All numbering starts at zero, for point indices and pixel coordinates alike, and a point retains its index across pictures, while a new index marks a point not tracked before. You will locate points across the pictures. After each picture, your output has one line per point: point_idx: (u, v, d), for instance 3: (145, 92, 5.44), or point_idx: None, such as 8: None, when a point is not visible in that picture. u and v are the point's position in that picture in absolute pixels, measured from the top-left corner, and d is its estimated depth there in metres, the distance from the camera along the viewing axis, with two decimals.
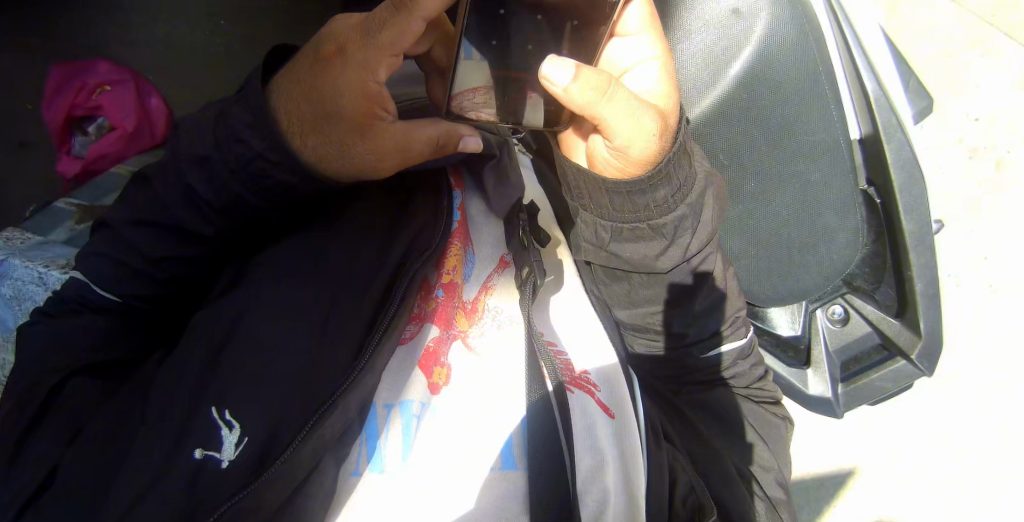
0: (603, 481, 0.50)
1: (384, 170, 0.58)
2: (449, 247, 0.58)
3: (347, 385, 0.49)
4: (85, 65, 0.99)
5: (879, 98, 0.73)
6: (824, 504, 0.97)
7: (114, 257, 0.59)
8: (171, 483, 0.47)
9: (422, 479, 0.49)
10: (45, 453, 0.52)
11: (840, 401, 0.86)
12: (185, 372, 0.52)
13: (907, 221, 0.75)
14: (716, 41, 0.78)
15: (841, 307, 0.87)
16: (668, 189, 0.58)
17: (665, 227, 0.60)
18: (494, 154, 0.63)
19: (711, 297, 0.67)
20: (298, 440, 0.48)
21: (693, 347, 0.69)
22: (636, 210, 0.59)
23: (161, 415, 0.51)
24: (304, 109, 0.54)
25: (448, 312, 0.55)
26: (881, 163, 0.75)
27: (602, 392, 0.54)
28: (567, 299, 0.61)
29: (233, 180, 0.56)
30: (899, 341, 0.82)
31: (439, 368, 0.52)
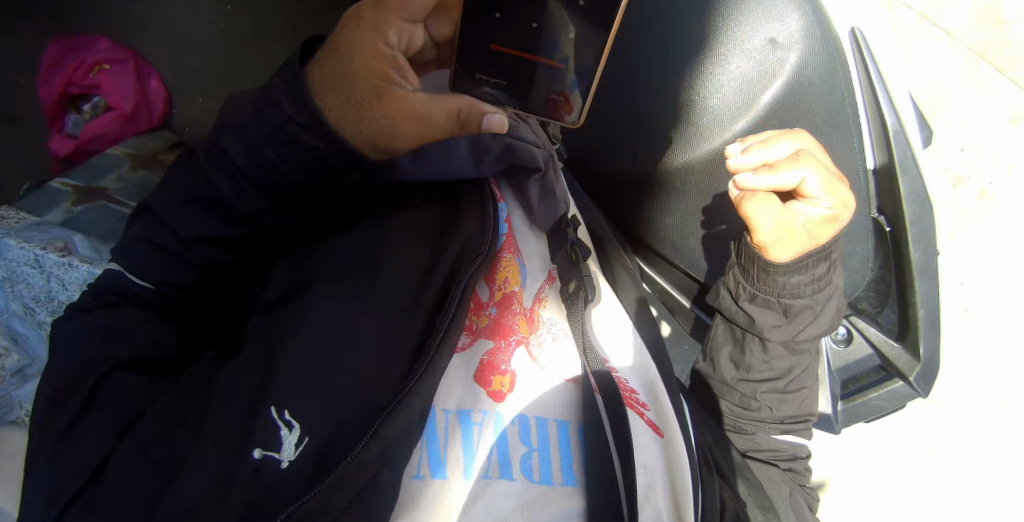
0: (656, 499, 0.51)
1: (402, 139, 0.57)
2: (501, 259, 0.58)
3: (408, 390, 0.50)
4: (83, 41, 0.95)
5: (897, 130, 0.77)
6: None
7: (151, 241, 0.60)
8: (235, 483, 0.49)
9: (484, 504, 0.49)
10: (95, 449, 0.52)
11: (839, 417, 0.90)
12: (248, 371, 0.54)
13: (912, 251, 0.80)
14: (756, 67, 0.73)
15: (845, 328, 0.89)
16: (807, 280, 0.65)
17: (792, 306, 0.66)
18: (539, 168, 0.61)
19: (801, 383, 0.71)
20: (364, 442, 0.49)
21: (760, 426, 0.71)
22: (774, 287, 0.66)
23: (226, 412, 0.52)
24: (325, 70, 0.54)
25: (507, 321, 0.56)
26: (892, 190, 0.79)
27: (651, 411, 0.55)
28: (608, 316, 0.60)
29: (266, 146, 0.56)
30: (899, 364, 0.85)
31: (500, 376, 0.53)
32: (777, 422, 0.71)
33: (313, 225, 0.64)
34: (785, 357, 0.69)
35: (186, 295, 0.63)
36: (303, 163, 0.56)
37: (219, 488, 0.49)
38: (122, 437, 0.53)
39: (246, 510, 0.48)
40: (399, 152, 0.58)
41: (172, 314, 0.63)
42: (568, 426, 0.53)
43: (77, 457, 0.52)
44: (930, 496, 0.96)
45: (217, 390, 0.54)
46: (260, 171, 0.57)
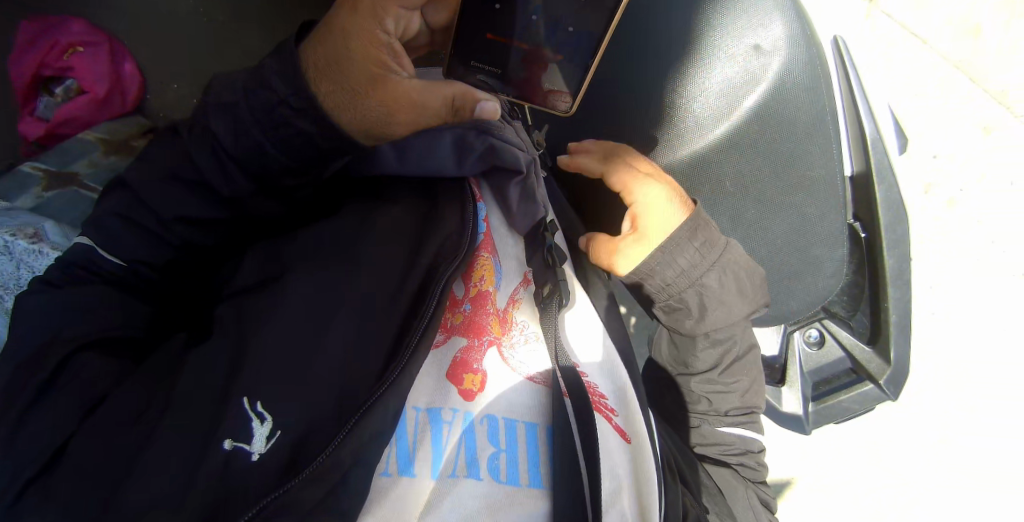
0: (621, 501, 0.52)
1: (395, 128, 0.57)
2: (477, 258, 0.57)
3: (381, 393, 0.49)
4: (56, 20, 0.92)
5: (875, 139, 0.80)
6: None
7: (127, 217, 0.58)
8: (201, 473, 0.47)
9: (449, 504, 0.49)
10: (59, 426, 0.50)
11: (811, 418, 0.91)
12: (218, 357, 0.52)
13: (887, 262, 0.82)
14: (740, 73, 0.74)
15: (817, 330, 0.91)
16: (687, 270, 0.65)
17: (688, 300, 0.66)
18: (522, 172, 0.59)
19: (736, 374, 0.70)
20: (339, 439, 0.48)
21: (705, 420, 0.72)
22: (658, 287, 0.66)
23: (192, 401, 0.50)
24: (322, 53, 0.54)
25: (481, 320, 0.55)
26: (868, 196, 0.81)
27: (620, 417, 0.56)
28: (577, 321, 0.59)
29: (255, 128, 0.55)
30: (869, 365, 0.87)
31: (472, 376, 0.53)
32: (724, 414, 0.71)
33: (297, 212, 0.63)
34: (706, 350, 0.69)
35: (159, 277, 0.61)
36: (292, 148, 0.56)
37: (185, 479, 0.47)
38: (85, 418, 0.51)
39: (213, 501, 0.47)
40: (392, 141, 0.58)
41: (143, 293, 0.61)
42: (538, 429, 0.52)
43: (33, 437, 0.49)
44: (894, 493, 0.98)
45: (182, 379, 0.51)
46: (249, 155, 0.56)
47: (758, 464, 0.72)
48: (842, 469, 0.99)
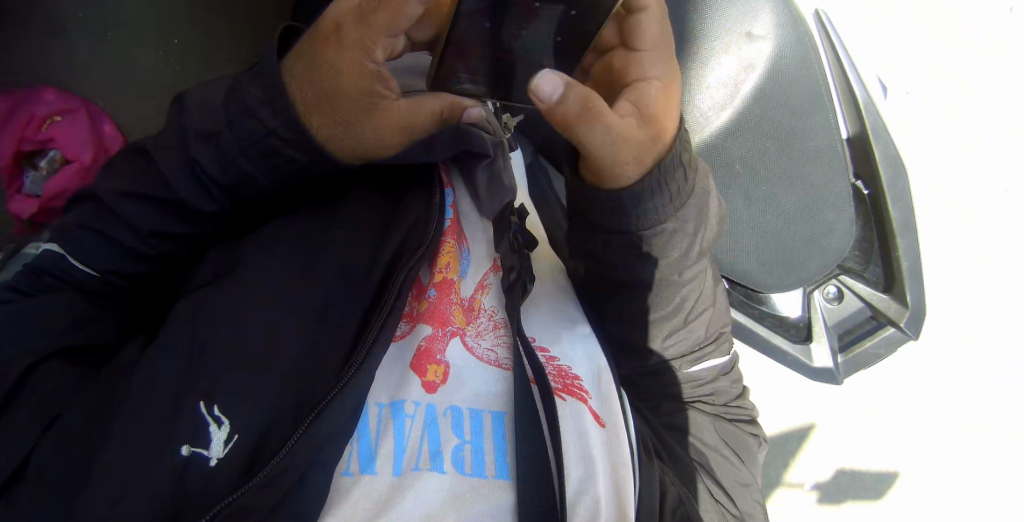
0: (593, 488, 0.49)
1: (390, 147, 0.56)
2: (443, 244, 0.57)
3: (343, 383, 0.48)
4: (31, 92, 0.91)
5: (866, 101, 0.83)
6: (783, 461, 1.02)
7: (95, 227, 0.57)
8: (157, 484, 0.46)
9: (408, 500, 0.47)
10: (16, 441, 0.49)
11: (842, 369, 0.90)
12: (167, 364, 0.51)
13: (893, 213, 0.84)
14: (731, 65, 0.76)
15: (835, 286, 0.89)
16: (659, 202, 0.56)
17: (646, 239, 0.57)
18: (488, 155, 0.60)
19: (695, 308, 0.63)
20: (293, 441, 0.47)
21: (679, 361, 0.65)
22: (624, 216, 0.56)
23: (147, 410, 0.49)
24: (308, 85, 0.51)
25: (444, 308, 0.55)
26: (868, 155, 0.84)
27: (594, 399, 0.53)
28: (541, 305, 0.60)
29: (242, 157, 0.54)
30: (888, 311, 0.88)
31: (435, 366, 0.52)
32: (688, 352, 0.65)
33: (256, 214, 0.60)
34: (664, 291, 0.61)
35: (132, 285, 0.61)
36: (287, 176, 0.55)
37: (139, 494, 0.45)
38: (44, 431, 0.50)
39: (170, 506, 0.46)
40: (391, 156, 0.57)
41: (114, 300, 0.61)
42: (505, 417, 0.51)
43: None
44: (911, 445, 1.02)
45: (133, 392, 0.50)
46: (239, 183, 0.55)
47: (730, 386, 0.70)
48: (865, 413, 1.02)
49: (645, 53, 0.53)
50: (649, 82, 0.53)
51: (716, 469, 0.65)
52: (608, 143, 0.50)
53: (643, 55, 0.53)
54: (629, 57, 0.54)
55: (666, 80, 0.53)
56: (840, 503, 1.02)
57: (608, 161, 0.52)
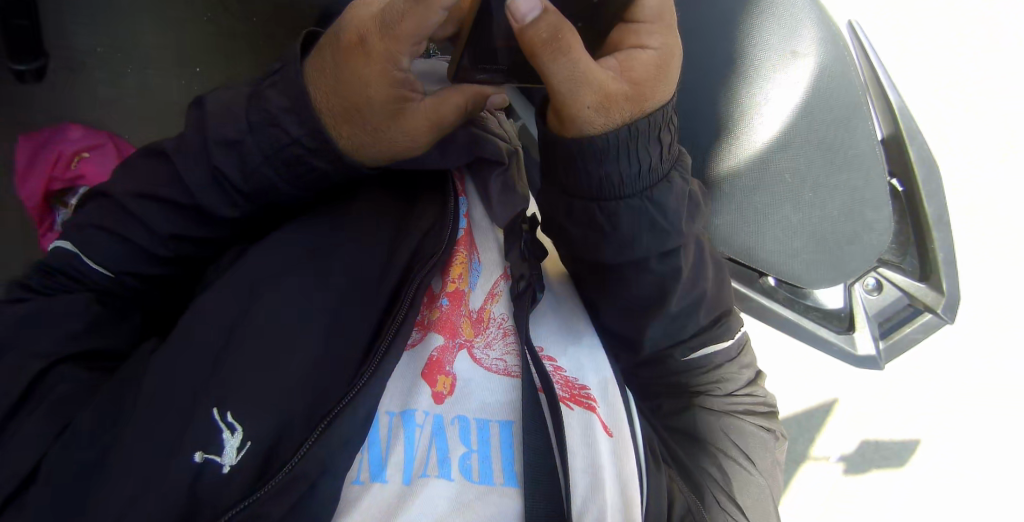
0: (601, 498, 0.50)
1: (417, 151, 0.56)
2: (455, 254, 0.58)
3: (352, 396, 0.49)
4: (55, 132, 0.96)
5: (901, 107, 0.87)
6: (807, 437, 1.08)
7: (111, 230, 0.59)
8: (169, 487, 0.47)
9: (417, 507, 0.48)
10: (32, 445, 0.50)
11: (883, 354, 0.92)
12: (187, 369, 0.52)
13: (928, 207, 0.88)
14: (784, 76, 0.76)
15: (874, 278, 0.92)
16: (634, 172, 0.51)
17: (615, 214, 0.53)
18: (503, 162, 0.60)
19: (686, 298, 0.59)
20: (305, 451, 0.47)
21: (678, 348, 0.63)
22: (588, 181, 0.52)
23: (162, 415, 0.50)
24: (336, 95, 0.51)
25: (454, 318, 0.55)
26: (903, 155, 0.87)
27: (602, 408, 0.54)
28: (549, 315, 0.60)
29: (265, 164, 0.55)
30: (927, 300, 0.90)
31: (444, 377, 0.53)
32: (687, 339, 0.63)
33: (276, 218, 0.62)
34: (645, 278, 0.56)
35: (144, 286, 0.62)
36: (306, 184, 0.57)
37: (155, 496, 0.47)
38: (57, 437, 0.51)
39: (183, 510, 0.47)
40: (413, 157, 0.57)
41: (127, 301, 0.62)
42: (512, 427, 0.52)
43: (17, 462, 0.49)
44: (933, 421, 1.06)
45: (143, 399, 0.51)
46: (261, 190, 0.57)
47: (737, 372, 0.68)
48: (883, 393, 1.07)
49: (644, 24, 0.47)
50: (643, 51, 0.46)
51: (724, 462, 0.64)
52: (569, 81, 0.44)
53: (643, 26, 0.47)
54: (624, 28, 0.47)
55: (665, 52, 0.47)
56: (866, 471, 1.08)
57: (569, 102, 0.45)
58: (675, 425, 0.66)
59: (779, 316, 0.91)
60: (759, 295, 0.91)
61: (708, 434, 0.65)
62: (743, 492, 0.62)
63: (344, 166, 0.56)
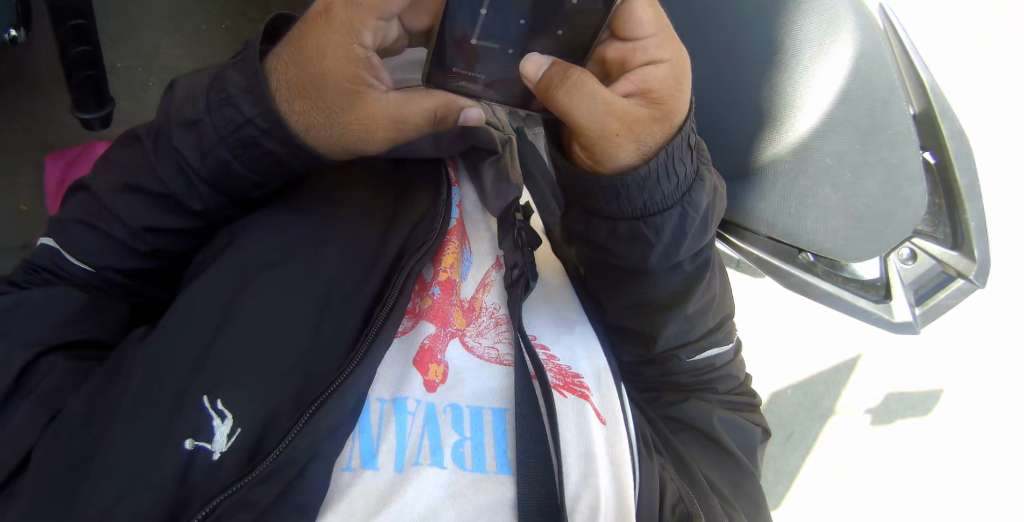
0: (594, 485, 0.49)
1: (373, 143, 0.56)
2: (447, 243, 0.58)
3: (340, 381, 0.48)
4: (86, 146, 0.95)
5: (932, 86, 0.84)
6: (833, 392, 1.10)
7: (92, 224, 0.58)
8: (160, 473, 0.47)
9: (408, 495, 0.47)
10: (19, 435, 0.50)
11: (919, 320, 0.90)
12: (170, 359, 0.51)
13: (960, 179, 0.84)
14: (819, 67, 0.75)
15: (909, 248, 0.88)
16: (673, 184, 0.52)
17: (662, 227, 0.54)
18: (495, 151, 0.61)
19: (703, 298, 0.60)
20: (289, 439, 0.46)
21: (685, 348, 0.63)
22: (629, 206, 0.53)
23: (149, 406, 0.50)
24: (296, 68, 0.52)
25: (446, 308, 0.55)
26: (933, 128, 0.84)
27: (595, 396, 0.54)
28: (542, 306, 0.60)
29: (220, 145, 0.54)
30: (959, 267, 0.88)
31: (436, 365, 0.53)
32: (692, 341, 0.63)
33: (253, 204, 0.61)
34: (673, 277, 0.58)
35: (130, 280, 0.62)
36: (263, 169, 0.56)
37: (143, 485, 0.47)
38: (45, 429, 0.51)
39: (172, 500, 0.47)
40: (366, 154, 0.58)
41: (110, 294, 0.62)
42: (505, 414, 0.52)
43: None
44: (952, 372, 1.09)
45: (128, 391, 0.50)
46: (217, 173, 0.55)
47: (733, 375, 0.68)
48: (906, 348, 1.09)
49: (642, 39, 0.51)
50: (656, 66, 0.50)
51: (710, 469, 0.62)
52: (592, 110, 0.48)
53: (646, 42, 0.51)
54: (628, 48, 0.51)
55: (674, 63, 0.50)
56: (891, 422, 1.10)
57: (600, 135, 0.49)
58: (677, 427, 0.65)
59: (819, 290, 0.88)
60: (800, 272, 0.88)
61: (715, 435, 0.63)
62: (724, 480, 0.62)
63: (304, 154, 0.55)
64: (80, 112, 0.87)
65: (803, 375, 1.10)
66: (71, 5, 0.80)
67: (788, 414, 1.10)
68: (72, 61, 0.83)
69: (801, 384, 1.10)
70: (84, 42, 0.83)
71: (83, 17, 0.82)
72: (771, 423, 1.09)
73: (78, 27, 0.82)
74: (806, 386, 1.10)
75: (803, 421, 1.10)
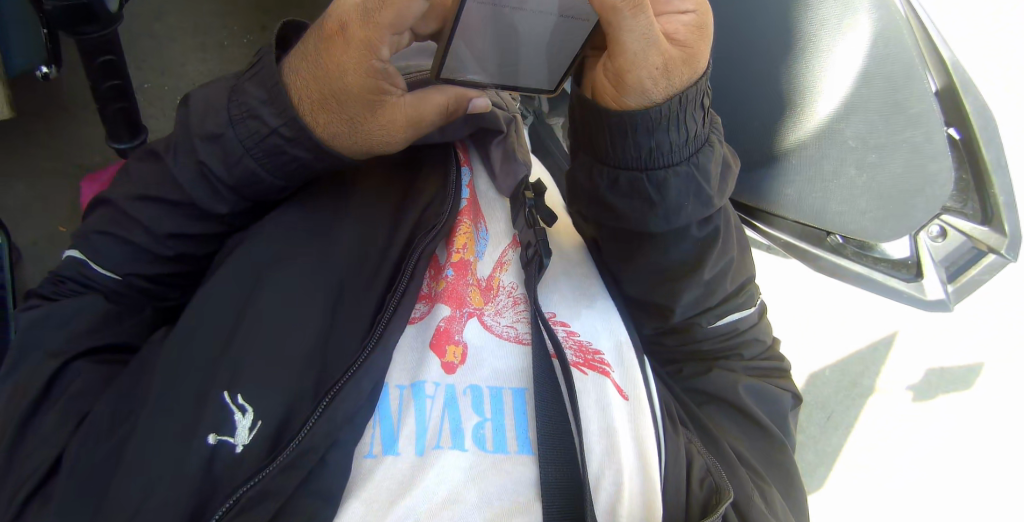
0: (617, 461, 0.49)
1: (396, 145, 0.56)
2: (459, 224, 0.58)
3: (354, 369, 0.48)
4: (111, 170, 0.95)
5: (951, 60, 0.80)
6: (873, 370, 1.07)
7: (118, 235, 0.58)
8: (185, 467, 0.47)
9: (430, 479, 0.47)
10: (51, 440, 0.50)
11: (952, 297, 0.87)
12: (193, 360, 0.52)
13: (986, 152, 0.81)
14: (837, 48, 0.76)
15: (938, 226, 0.84)
16: (682, 140, 0.51)
17: (666, 186, 0.52)
18: (502, 130, 0.61)
19: (718, 265, 0.59)
20: (309, 426, 0.46)
21: (706, 315, 0.61)
22: (634, 152, 0.51)
23: (174, 406, 0.50)
24: (317, 85, 0.51)
25: (461, 289, 0.55)
26: (957, 106, 0.81)
27: (616, 372, 0.53)
28: (563, 283, 0.59)
29: (246, 155, 0.54)
30: (990, 242, 0.84)
31: (453, 346, 0.52)
32: (713, 306, 0.61)
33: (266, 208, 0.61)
34: (685, 244, 0.56)
35: (151, 286, 0.61)
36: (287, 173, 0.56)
37: (168, 485, 0.47)
38: (76, 433, 0.51)
39: (196, 497, 0.47)
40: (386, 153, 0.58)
41: (135, 302, 0.62)
42: (526, 394, 0.52)
43: (23, 461, 0.49)
44: (987, 350, 1.07)
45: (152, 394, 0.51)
46: (245, 180, 0.55)
47: (758, 339, 0.66)
48: (939, 330, 1.07)
49: None
50: (682, 17, 0.48)
51: (742, 437, 0.61)
52: (644, 41, 0.44)
53: None
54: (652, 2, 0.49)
55: (699, 13, 0.48)
56: (934, 398, 1.07)
57: (641, 65, 0.46)
58: (703, 399, 0.64)
59: (850, 273, 0.87)
60: (828, 255, 0.87)
61: (746, 407, 0.62)
62: (755, 449, 0.61)
63: (330, 157, 0.55)
64: (115, 142, 0.88)
65: (833, 358, 1.08)
66: (93, 44, 0.78)
67: (827, 395, 1.07)
68: (103, 95, 0.84)
69: (834, 367, 1.08)
70: (113, 77, 0.83)
71: (111, 53, 0.81)
72: (810, 404, 1.07)
73: (107, 63, 0.81)
74: (838, 370, 1.07)
75: (843, 400, 1.07)
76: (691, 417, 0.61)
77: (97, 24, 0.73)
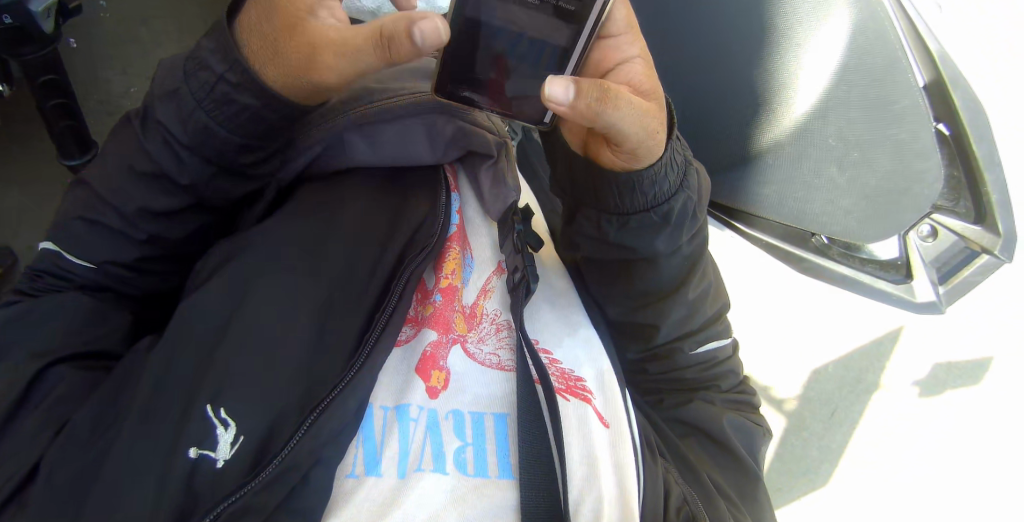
0: (597, 487, 0.50)
1: (317, 73, 0.52)
2: (448, 250, 0.58)
3: (342, 386, 0.48)
4: None
5: (938, 53, 0.80)
6: (878, 366, 1.08)
7: (96, 225, 0.58)
8: (168, 483, 0.47)
9: (412, 501, 0.48)
10: (28, 446, 0.50)
11: (943, 299, 0.89)
12: (175, 371, 0.52)
13: (977, 149, 0.82)
14: (813, 44, 0.77)
15: (929, 225, 0.86)
16: (675, 173, 0.54)
17: (673, 215, 0.54)
18: (493, 155, 0.61)
19: (701, 285, 0.61)
20: (298, 437, 0.47)
21: (687, 340, 0.63)
22: (642, 200, 0.54)
23: (155, 416, 0.50)
24: (259, 14, 0.54)
25: (448, 313, 0.56)
26: (947, 103, 0.81)
27: (598, 399, 0.54)
28: (544, 307, 0.60)
29: (198, 108, 0.54)
30: (983, 242, 0.85)
31: (438, 371, 0.53)
32: (693, 332, 0.63)
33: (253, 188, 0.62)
34: (675, 261, 0.58)
35: (131, 272, 0.62)
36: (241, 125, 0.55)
37: (153, 496, 0.47)
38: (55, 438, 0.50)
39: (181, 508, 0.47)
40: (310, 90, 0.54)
41: (117, 288, 0.62)
42: (508, 419, 0.52)
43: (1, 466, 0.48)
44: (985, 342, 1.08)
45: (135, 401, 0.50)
46: (199, 139, 0.56)
47: (733, 371, 0.68)
48: (942, 325, 1.08)
49: (615, 36, 0.55)
50: (631, 63, 0.55)
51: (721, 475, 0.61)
52: (635, 119, 0.48)
53: (618, 39, 0.55)
54: (604, 47, 0.56)
55: (642, 59, 0.55)
56: (941, 393, 1.08)
57: (643, 136, 0.49)
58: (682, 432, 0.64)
59: (835, 274, 0.89)
60: (813, 256, 0.90)
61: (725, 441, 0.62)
62: (731, 482, 0.61)
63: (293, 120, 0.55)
64: (65, 159, 0.88)
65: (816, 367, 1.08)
66: (39, 63, 0.80)
67: (830, 391, 1.08)
68: (49, 114, 0.84)
69: (836, 364, 1.08)
70: (56, 95, 0.83)
71: (52, 72, 0.82)
72: (813, 402, 1.08)
73: (48, 82, 0.82)
74: (842, 365, 1.08)
75: (847, 396, 1.08)
76: (668, 444, 0.62)
77: (33, 44, 0.76)
